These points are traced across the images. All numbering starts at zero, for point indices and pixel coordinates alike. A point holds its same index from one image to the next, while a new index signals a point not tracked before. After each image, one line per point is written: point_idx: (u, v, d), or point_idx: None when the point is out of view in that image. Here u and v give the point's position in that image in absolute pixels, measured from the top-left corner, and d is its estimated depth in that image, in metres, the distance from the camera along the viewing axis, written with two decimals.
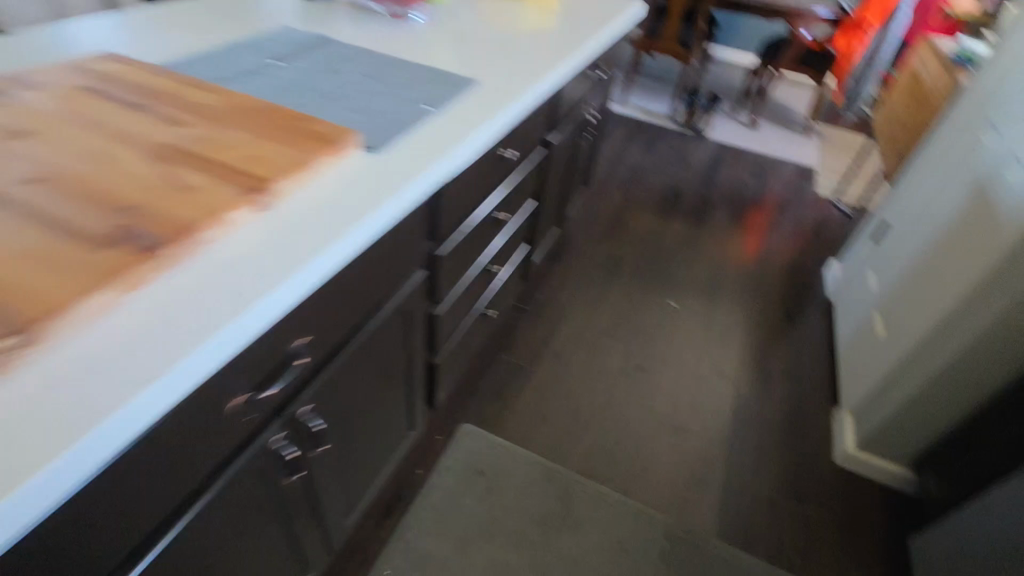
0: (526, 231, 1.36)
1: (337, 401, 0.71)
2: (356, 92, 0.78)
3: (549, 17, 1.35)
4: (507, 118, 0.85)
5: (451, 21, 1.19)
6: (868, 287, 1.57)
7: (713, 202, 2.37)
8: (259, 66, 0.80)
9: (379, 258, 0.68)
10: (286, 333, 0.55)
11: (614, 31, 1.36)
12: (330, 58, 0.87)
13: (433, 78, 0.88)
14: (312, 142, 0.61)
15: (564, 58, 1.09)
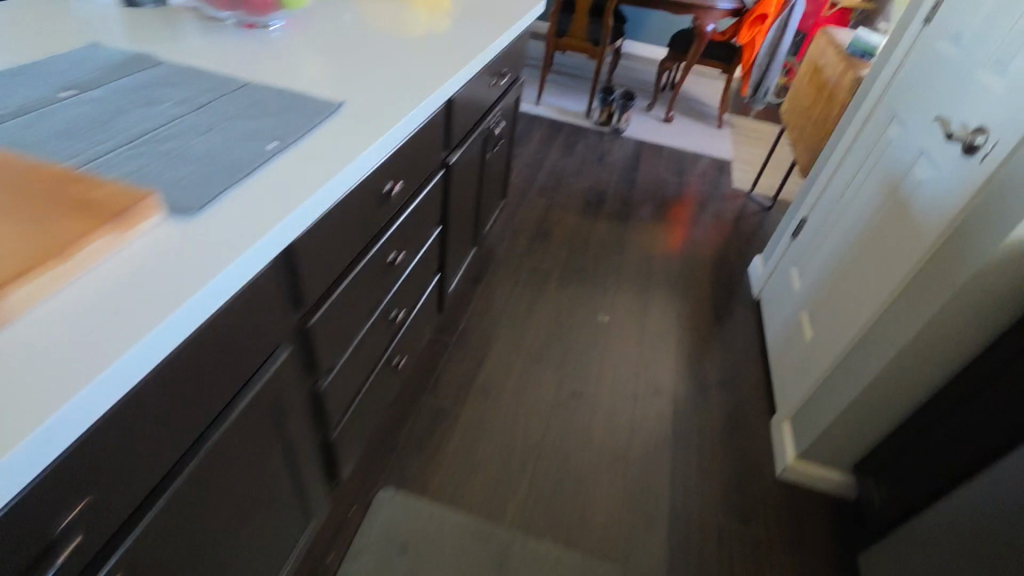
0: (435, 262, 1.22)
1: (172, 547, 0.55)
2: (172, 132, 0.61)
3: (439, 21, 1.21)
4: (378, 151, 0.70)
5: (321, 29, 1.02)
6: (792, 286, 1.55)
7: (636, 202, 2.32)
8: (39, 103, 0.61)
9: (210, 355, 0.52)
10: (48, 505, 0.39)
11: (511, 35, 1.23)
12: (146, 86, 0.69)
13: (286, 103, 0.72)
14: (83, 218, 0.44)
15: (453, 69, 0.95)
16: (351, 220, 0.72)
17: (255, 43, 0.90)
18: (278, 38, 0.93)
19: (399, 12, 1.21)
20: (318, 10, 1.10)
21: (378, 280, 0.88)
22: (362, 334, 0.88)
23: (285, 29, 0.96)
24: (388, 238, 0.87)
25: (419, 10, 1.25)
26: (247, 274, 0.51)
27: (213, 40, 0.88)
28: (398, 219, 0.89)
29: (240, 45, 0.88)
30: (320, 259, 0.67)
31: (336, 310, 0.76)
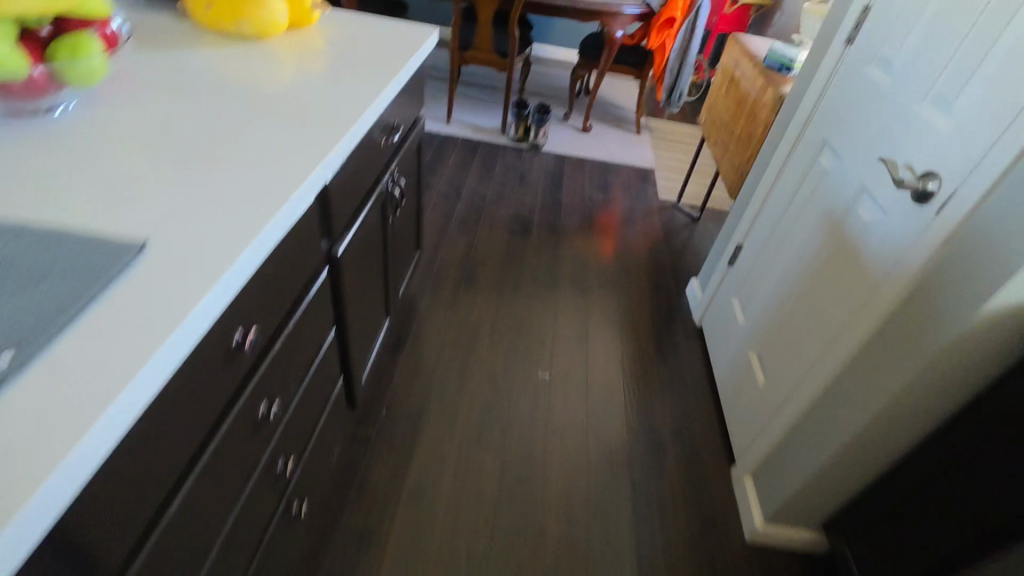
0: (337, 363, 1.01)
1: None
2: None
3: (304, 71, 0.98)
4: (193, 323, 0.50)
5: (135, 102, 0.77)
6: (734, 320, 1.47)
7: (563, 225, 2.18)
8: None
9: None
10: None
11: (398, 83, 1.03)
12: None
13: (50, 263, 0.49)
14: None
15: (318, 154, 0.75)
16: (173, 418, 0.52)
17: (25, 145, 0.64)
18: (65, 128, 0.68)
19: (251, 63, 0.97)
20: (135, 73, 0.84)
21: (246, 445, 0.67)
22: (229, 523, 0.68)
23: (77, 113, 0.71)
24: (250, 394, 0.66)
25: (279, 57, 1.01)
26: None
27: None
28: (263, 363, 0.69)
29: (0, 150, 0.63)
30: (121, 500, 0.46)
31: (175, 528, 0.55)
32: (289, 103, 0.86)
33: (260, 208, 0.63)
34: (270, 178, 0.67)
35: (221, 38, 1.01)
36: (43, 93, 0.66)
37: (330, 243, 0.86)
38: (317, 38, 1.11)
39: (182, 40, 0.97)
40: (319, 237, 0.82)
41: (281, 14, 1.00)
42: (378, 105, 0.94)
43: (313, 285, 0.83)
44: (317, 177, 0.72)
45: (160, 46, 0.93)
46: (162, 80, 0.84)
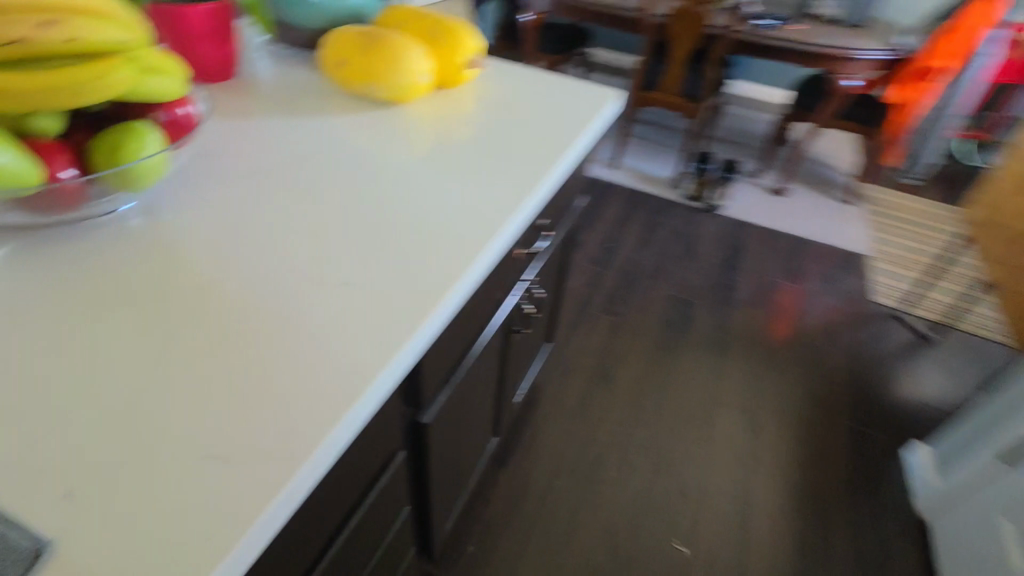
0: (411, 528, 0.78)
1: None
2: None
3: (433, 156, 0.74)
4: None
5: (213, 202, 0.60)
6: (1005, 564, 0.95)
7: (735, 319, 1.75)
8: None
9: None
10: None
11: (551, 183, 0.74)
12: None
13: None
14: None
15: (398, 335, 0.49)
16: None
17: (37, 278, 0.49)
18: (97, 252, 0.52)
19: (372, 141, 0.76)
20: (227, 154, 0.67)
21: None
22: None
23: (123, 225, 0.55)
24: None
25: (408, 131, 0.80)
26: None
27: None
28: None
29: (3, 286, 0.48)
30: None
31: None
32: (392, 217, 0.62)
33: (265, 465, 0.38)
34: (321, 377, 0.44)
35: (349, 105, 0.83)
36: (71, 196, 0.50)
37: (413, 413, 0.63)
38: (463, 103, 0.88)
39: (303, 106, 0.81)
40: (393, 418, 0.58)
41: (424, 76, 0.80)
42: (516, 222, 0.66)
43: (378, 479, 0.59)
44: (383, 382, 0.46)
45: (277, 115, 0.78)
46: (251, 169, 0.66)
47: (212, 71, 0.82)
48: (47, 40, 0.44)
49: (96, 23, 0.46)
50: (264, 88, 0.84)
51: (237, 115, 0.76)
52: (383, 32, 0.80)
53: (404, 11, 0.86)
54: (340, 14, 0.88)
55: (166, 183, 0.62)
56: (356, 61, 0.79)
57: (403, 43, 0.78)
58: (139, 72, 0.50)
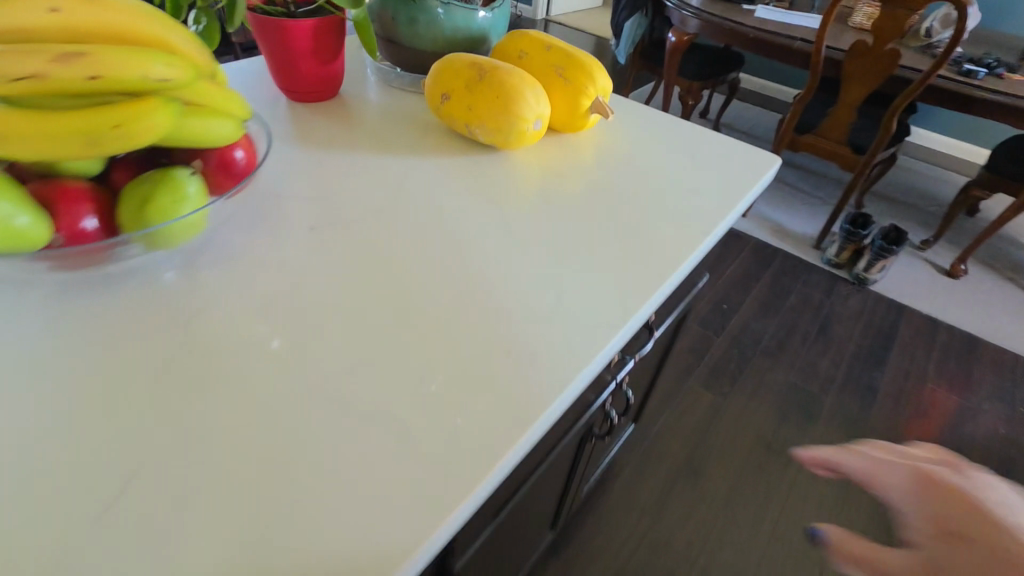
0: None
1: None
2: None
3: (524, 231, 0.60)
4: None
5: (267, 264, 0.52)
6: None
7: (872, 429, 1.42)
8: None
9: None
10: None
11: (669, 289, 0.56)
12: None
13: None
14: None
15: (415, 523, 0.35)
16: None
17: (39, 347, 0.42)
18: (112, 323, 0.45)
19: (459, 200, 0.64)
20: (293, 205, 0.59)
21: None
22: None
23: (152, 289, 0.48)
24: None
25: (504, 190, 0.66)
26: None
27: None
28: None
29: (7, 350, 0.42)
30: None
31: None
32: (451, 324, 0.48)
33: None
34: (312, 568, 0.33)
35: (444, 150, 0.71)
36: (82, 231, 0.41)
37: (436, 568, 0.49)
38: (578, 158, 0.73)
39: (395, 147, 0.71)
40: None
41: (537, 123, 0.67)
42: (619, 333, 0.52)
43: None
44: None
45: (363, 155, 0.69)
46: (312, 229, 0.56)
47: (310, 91, 0.76)
48: (67, 79, 0.35)
49: (135, 59, 0.36)
50: (359, 119, 0.76)
51: (321, 151, 0.68)
52: (497, 64, 0.67)
53: (527, 41, 0.73)
54: (447, 36, 0.79)
55: (217, 235, 0.54)
56: (461, 101, 0.67)
57: (519, 82, 0.65)
58: (183, 116, 0.40)
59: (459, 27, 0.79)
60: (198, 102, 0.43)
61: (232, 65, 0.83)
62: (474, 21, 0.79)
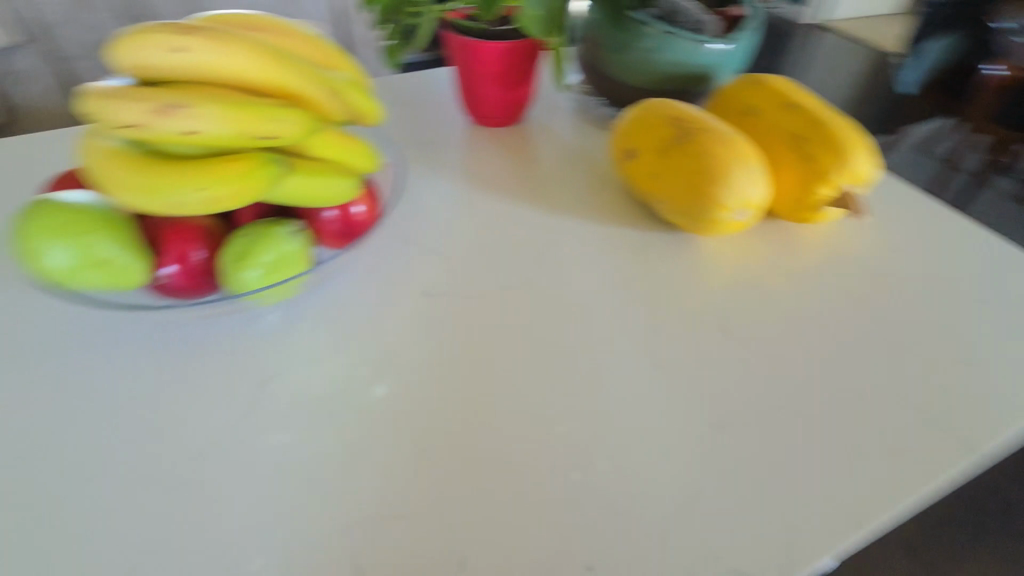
0: None
1: None
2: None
3: (677, 364, 0.44)
4: None
5: (365, 325, 0.46)
6: None
7: None
8: None
9: None
10: None
11: (876, 533, 0.36)
12: None
13: None
14: None
15: None
16: None
17: (120, 368, 0.41)
18: (193, 361, 0.42)
19: (608, 291, 0.50)
20: (417, 257, 0.52)
21: None
22: None
23: (241, 327, 0.44)
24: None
25: (672, 289, 0.50)
26: None
27: (75, 329, 0.43)
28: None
29: (93, 362, 0.41)
30: None
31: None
32: (527, 491, 0.36)
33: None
34: None
35: (612, 218, 0.58)
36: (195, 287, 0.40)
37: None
38: (793, 262, 0.53)
39: (556, 203, 0.60)
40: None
41: (740, 213, 0.50)
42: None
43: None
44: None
45: (517, 207, 0.59)
46: (426, 295, 0.49)
47: (492, 115, 0.69)
48: (170, 134, 0.32)
49: (245, 121, 0.33)
50: (530, 159, 0.66)
51: (473, 195, 0.60)
52: (706, 123, 0.52)
53: (762, 95, 0.55)
54: (660, 70, 0.65)
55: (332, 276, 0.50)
56: (647, 166, 0.54)
57: (728, 157, 0.49)
58: (287, 176, 0.36)
59: (678, 61, 0.64)
60: (314, 158, 0.38)
61: (430, 76, 0.80)
62: (699, 56, 0.63)
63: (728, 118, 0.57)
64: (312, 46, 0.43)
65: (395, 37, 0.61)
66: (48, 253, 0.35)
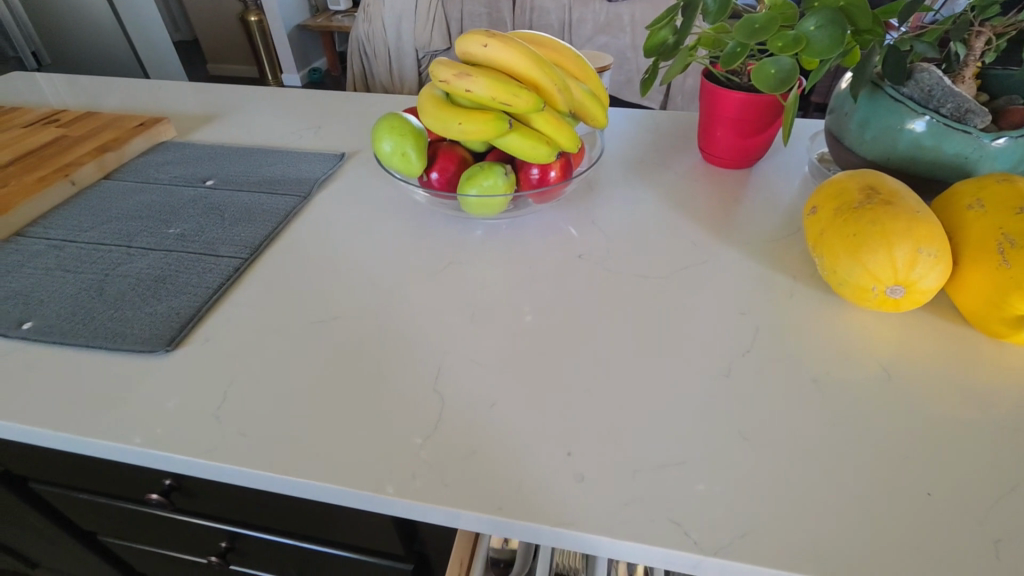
0: None
1: None
2: (85, 249, 0.63)
3: (745, 383, 0.47)
4: (57, 438, 0.46)
5: (527, 258, 0.63)
6: None
7: None
8: (151, 201, 0.71)
9: None
10: None
11: None
12: (197, 228, 0.66)
13: (160, 312, 0.54)
14: None
15: (388, 472, 0.41)
16: (93, 471, 0.55)
17: (390, 224, 0.67)
18: (423, 236, 0.65)
19: (725, 311, 0.55)
20: (590, 233, 0.66)
21: (192, 537, 0.64)
22: (188, 555, 0.69)
23: (458, 230, 0.66)
24: (186, 524, 0.61)
25: (788, 335, 0.52)
26: None
27: (380, 196, 0.72)
28: (205, 521, 0.59)
29: (379, 217, 0.68)
30: (48, 464, 0.57)
31: (84, 509, 0.65)
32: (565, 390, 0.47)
33: (193, 435, 0.44)
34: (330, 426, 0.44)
35: (775, 265, 0.61)
36: (439, 184, 0.62)
37: (407, 564, 0.56)
38: (947, 367, 0.48)
39: (731, 236, 0.66)
40: (377, 529, 0.51)
41: (893, 289, 0.48)
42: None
43: (338, 550, 0.56)
44: (301, 486, 0.42)
45: (693, 229, 0.67)
46: (579, 257, 0.63)
47: (720, 156, 0.77)
48: (458, 90, 0.53)
49: (497, 91, 0.52)
50: (732, 199, 0.72)
51: (662, 208, 0.71)
52: (898, 197, 0.51)
53: (994, 188, 0.50)
54: (898, 149, 0.62)
55: (524, 223, 0.68)
56: (819, 222, 0.54)
57: (900, 231, 0.48)
58: (510, 132, 0.54)
59: (922, 144, 0.60)
60: (532, 127, 0.56)
61: (693, 117, 0.92)
62: (951, 142, 0.59)
63: (948, 206, 0.53)
64: (571, 59, 0.60)
65: (650, 72, 0.74)
66: (382, 142, 0.59)
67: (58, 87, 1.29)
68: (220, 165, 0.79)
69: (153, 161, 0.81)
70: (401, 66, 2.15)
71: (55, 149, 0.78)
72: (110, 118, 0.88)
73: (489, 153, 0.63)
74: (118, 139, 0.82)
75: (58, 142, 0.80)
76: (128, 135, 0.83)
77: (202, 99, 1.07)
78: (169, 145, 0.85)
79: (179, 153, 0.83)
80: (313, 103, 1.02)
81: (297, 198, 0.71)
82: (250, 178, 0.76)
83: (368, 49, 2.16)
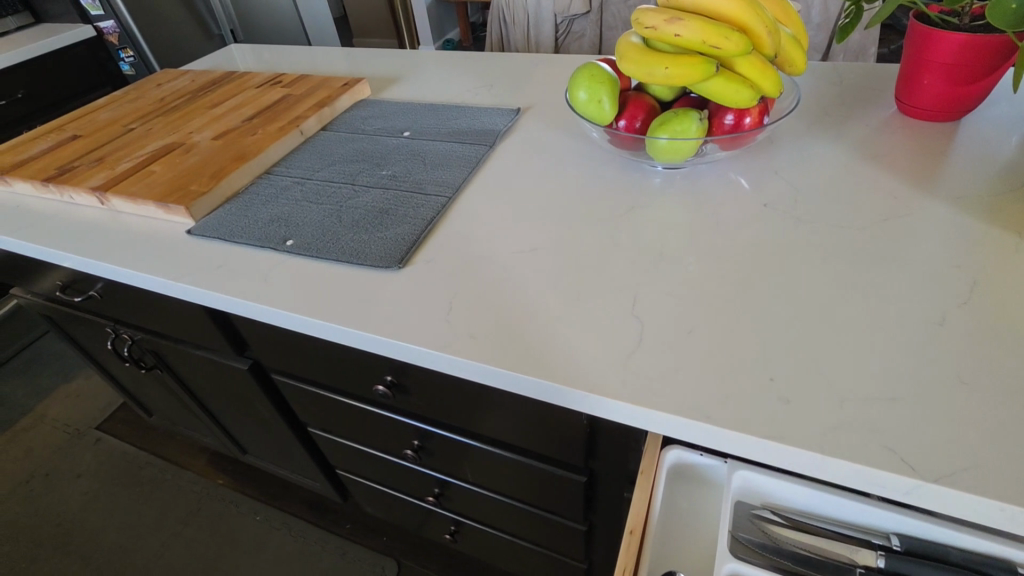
0: (571, 545, 0.78)
1: (197, 377, 0.94)
2: (320, 185, 0.75)
3: (965, 332, 0.46)
4: (324, 328, 0.57)
5: (707, 204, 0.64)
6: None
7: None
8: (364, 148, 0.82)
9: (195, 317, 0.74)
10: (124, 296, 0.81)
11: None
12: (405, 170, 0.75)
13: (389, 238, 0.64)
14: (176, 202, 0.71)
15: (601, 378, 0.47)
16: (331, 364, 0.67)
17: (572, 170, 0.72)
18: (603, 182, 0.69)
19: (934, 263, 0.52)
20: (773, 183, 0.66)
21: (388, 434, 0.76)
22: (380, 450, 0.82)
23: (637, 178, 0.69)
24: (389, 421, 0.73)
25: (1011, 288, 0.49)
26: (173, 293, 0.66)
27: (559, 146, 0.77)
28: (407, 417, 0.70)
29: (560, 164, 0.73)
30: (293, 356, 0.71)
31: (306, 400, 0.80)
32: (762, 324, 0.49)
33: (431, 334, 0.53)
34: (543, 337, 0.51)
35: (994, 220, 0.56)
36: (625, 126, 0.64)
37: (580, 476, 0.63)
38: None
39: (937, 189, 0.62)
40: (563, 437, 0.58)
41: None
42: (817, 494, 0.50)
43: (520, 456, 0.64)
44: (522, 383, 0.49)
45: (890, 182, 0.64)
46: (764, 206, 0.63)
47: (923, 107, 0.71)
48: (666, 35, 0.55)
49: (708, 34, 0.53)
50: (935, 153, 0.67)
51: (852, 161, 0.68)
52: None
53: None
54: None
55: (703, 172, 0.69)
56: None
57: None
58: (713, 76, 0.56)
59: None
60: (735, 72, 0.57)
61: (885, 67, 0.85)
62: None
63: None
64: (774, 3, 0.60)
65: (850, 17, 0.70)
66: (578, 91, 0.63)
67: (258, 56, 1.49)
68: (413, 119, 0.89)
69: (358, 115, 0.93)
70: (539, 32, 2.18)
71: (284, 106, 0.93)
72: (321, 80, 1.01)
73: (676, 102, 0.65)
74: (330, 96, 0.94)
75: (286, 99, 0.95)
76: (337, 93, 0.95)
77: (382, 63, 1.19)
78: (368, 103, 0.97)
79: (377, 108, 0.94)
80: (481, 64, 1.09)
81: (484, 147, 0.78)
82: (441, 129, 0.85)
83: (508, 16, 2.20)
